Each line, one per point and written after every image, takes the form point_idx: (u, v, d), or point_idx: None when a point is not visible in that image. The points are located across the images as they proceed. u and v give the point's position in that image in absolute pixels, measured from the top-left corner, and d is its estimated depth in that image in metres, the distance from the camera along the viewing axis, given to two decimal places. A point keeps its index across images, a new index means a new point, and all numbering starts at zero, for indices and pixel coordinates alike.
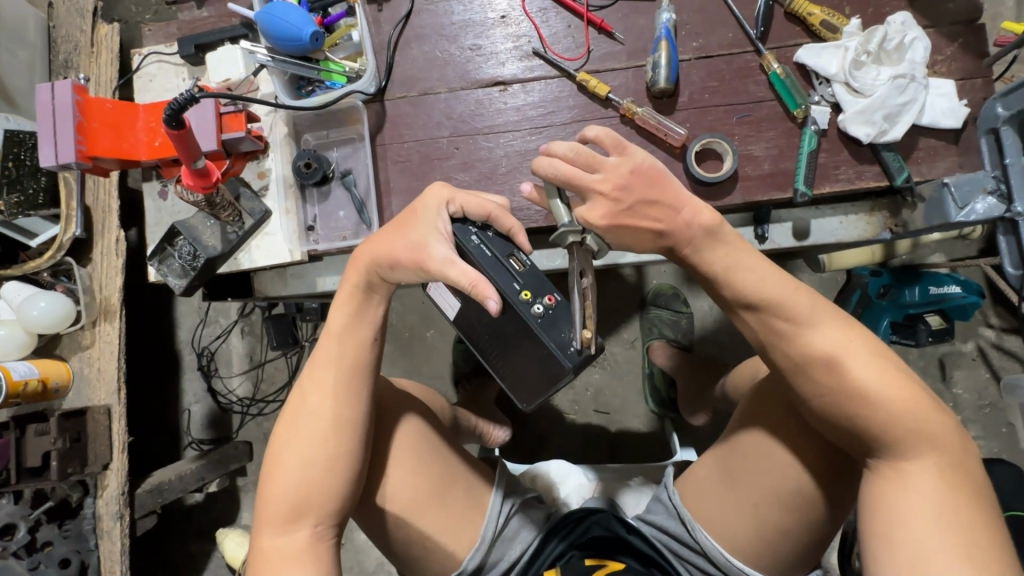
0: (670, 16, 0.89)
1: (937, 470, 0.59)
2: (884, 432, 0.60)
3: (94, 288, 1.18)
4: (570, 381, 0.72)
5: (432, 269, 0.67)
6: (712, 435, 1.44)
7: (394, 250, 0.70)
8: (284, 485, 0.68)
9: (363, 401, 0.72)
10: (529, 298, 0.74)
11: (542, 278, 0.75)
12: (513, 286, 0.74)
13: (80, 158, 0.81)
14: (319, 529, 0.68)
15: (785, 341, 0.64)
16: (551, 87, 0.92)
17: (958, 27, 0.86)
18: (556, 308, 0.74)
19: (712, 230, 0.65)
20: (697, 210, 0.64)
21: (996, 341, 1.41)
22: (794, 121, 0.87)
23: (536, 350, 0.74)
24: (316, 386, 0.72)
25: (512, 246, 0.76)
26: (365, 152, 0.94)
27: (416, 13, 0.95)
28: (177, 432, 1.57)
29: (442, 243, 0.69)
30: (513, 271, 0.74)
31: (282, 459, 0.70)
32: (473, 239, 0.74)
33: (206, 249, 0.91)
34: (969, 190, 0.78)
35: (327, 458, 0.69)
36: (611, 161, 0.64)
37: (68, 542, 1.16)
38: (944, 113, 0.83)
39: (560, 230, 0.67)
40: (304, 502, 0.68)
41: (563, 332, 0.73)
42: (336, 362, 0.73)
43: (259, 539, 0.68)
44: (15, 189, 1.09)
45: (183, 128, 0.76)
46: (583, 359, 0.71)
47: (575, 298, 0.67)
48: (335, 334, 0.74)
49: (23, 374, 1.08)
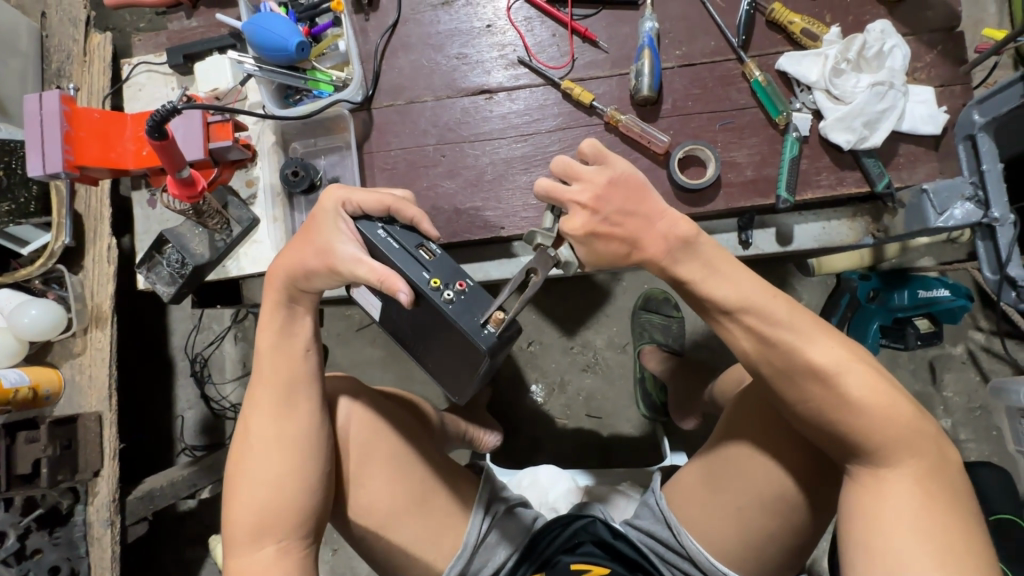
0: (653, 25, 0.90)
1: (914, 478, 0.59)
2: (864, 439, 0.60)
3: (86, 296, 1.19)
4: (488, 365, 0.68)
5: (341, 270, 0.67)
6: (703, 439, 1.44)
7: (303, 259, 0.69)
8: (241, 507, 0.69)
9: (304, 411, 0.72)
10: (438, 285, 0.68)
11: (453, 265, 0.70)
12: (422, 276, 0.69)
13: (68, 168, 0.82)
14: (283, 545, 0.68)
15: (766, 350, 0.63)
16: (536, 95, 0.93)
17: (937, 35, 0.88)
18: (468, 292, 0.68)
19: (688, 238, 0.63)
20: (673, 220, 0.63)
21: (985, 345, 1.41)
22: (776, 127, 0.88)
23: (454, 341, 0.71)
24: (257, 405, 0.72)
25: (419, 236, 0.71)
26: (352, 160, 0.95)
27: (403, 23, 0.96)
28: (170, 438, 1.57)
29: (349, 243, 0.68)
30: (422, 261, 0.70)
31: (238, 481, 0.70)
32: (379, 233, 0.70)
33: (194, 257, 0.91)
34: (948, 197, 0.79)
35: (278, 475, 0.69)
36: (590, 171, 0.65)
37: (57, 550, 1.16)
38: (924, 120, 0.84)
39: (531, 230, 0.71)
40: (264, 519, 0.68)
41: (476, 317, 0.67)
42: (270, 378, 0.72)
43: (230, 558, 0.69)
44: (6, 197, 1.11)
45: (165, 138, 0.76)
46: (498, 339, 0.67)
47: (517, 283, 0.67)
48: (265, 351, 0.73)
49: (14, 382, 1.10)
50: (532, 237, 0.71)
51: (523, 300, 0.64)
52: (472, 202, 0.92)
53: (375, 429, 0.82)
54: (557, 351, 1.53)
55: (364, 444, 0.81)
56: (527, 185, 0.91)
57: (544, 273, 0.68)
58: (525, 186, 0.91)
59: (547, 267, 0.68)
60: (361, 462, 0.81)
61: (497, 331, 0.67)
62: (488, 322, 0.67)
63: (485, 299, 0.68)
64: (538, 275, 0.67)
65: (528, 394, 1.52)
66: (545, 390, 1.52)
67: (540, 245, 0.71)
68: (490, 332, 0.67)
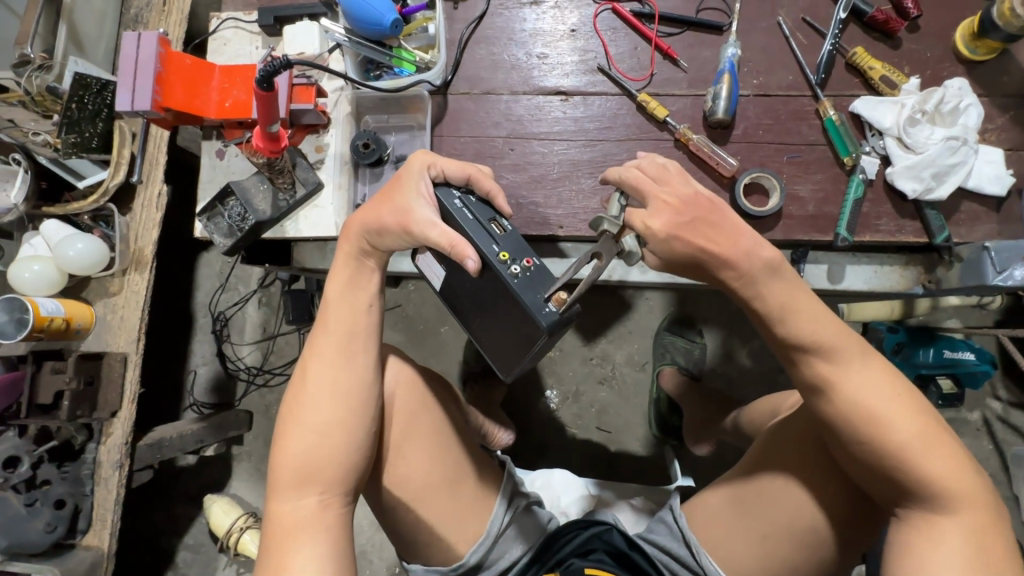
0: (735, 52, 0.92)
1: (968, 529, 0.61)
2: (926, 485, 0.62)
3: (130, 237, 1.19)
4: (544, 341, 0.70)
5: (415, 230, 0.70)
6: (709, 467, 1.44)
7: (380, 217, 0.73)
8: (291, 451, 0.71)
9: (362, 365, 0.75)
10: (506, 259, 0.71)
11: (521, 242, 0.74)
12: (491, 249, 0.72)
13: (153, 108, 0.84)
14: (325, 497, 0.70)
15: (831, 398, 0.66)
16: (610, 104, 0.95)
17: (1009, 100, 0.90)
18: (534, 270, 0.71)
19: (771, 263, 0.66)
20: (757, 244, 0.65)
21: (1002, 415, 1.41)
22: (843, 167, 0.90)
23: (512, 316, 0.73)
24: (319, 351, 0.75)
25: (492, 210, 0.76)
26: (422, 141, 0.97)
27: (489, 16, 0.98)
28: (181, 391, 1.57)
29: (425, 207, 0.71)
30: (493, 234, 0.73)
31: (290, 426, 0.72)
32: (455, 201, 0.74)
33: (255, 212, 0.93)
34: (1010, 256, 0.80)
35: (329, 426, 0.72)
36: (679, 182, 0.69)
37: (64, 484, 1.14)
38: (990, 180, 0.86)
39: (598, 215, 0.75)
40: (312, 468, 0.70)
41: (539, 294, 0.70)
42: (334, 325, 0.76)
43: (270, 505, 0.70)
44: (73, 129, 1.10)
45: (271, 91, 0.78)
46: (558, 317, 0.69)
47: (583, 262, 0.71)
48: (332, 299, 0.77)
49: (50, 311, 1.09)
50: (599, 223, 0.75)
51: (581, 290, 0.67)
52: (532, 198, 0.93)
53: (422, 403, 0.85)
54: (575, 360, 1.53)
55: (408, 416, 0.83)
56: (591, 189, 0.93)
57: (607, 260, 0.72)
58: (587, 190, 0.93)
59: (610, 255, 0.73)
60: (403, 434, 0.82)
61: (562, 311, 0.70)
62: (550, 302, 0.70)
63: (549, 278, 0.71)
64: (602, 262, 0.72)
65: (542, 398, 1.52)
66: (559, 396, 1.52)
67: (606, 231, 0.74)
68: (552, 311, 0.69)
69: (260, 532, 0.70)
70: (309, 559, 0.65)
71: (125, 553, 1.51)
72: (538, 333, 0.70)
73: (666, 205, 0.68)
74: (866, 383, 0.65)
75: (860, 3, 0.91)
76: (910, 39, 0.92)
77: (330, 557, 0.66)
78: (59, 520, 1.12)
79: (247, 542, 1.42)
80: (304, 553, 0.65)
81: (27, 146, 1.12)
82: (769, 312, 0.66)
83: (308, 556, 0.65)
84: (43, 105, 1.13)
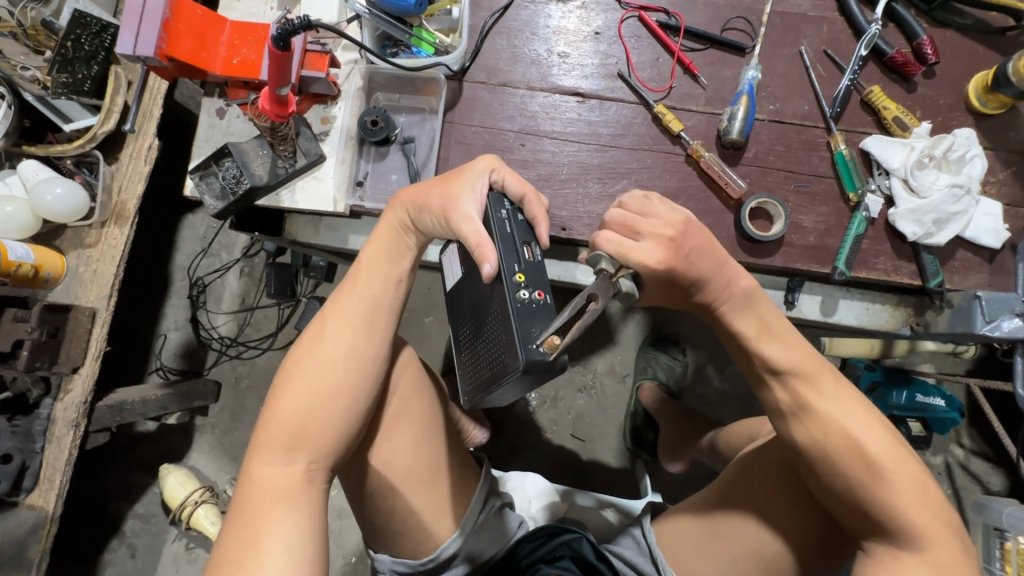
0: (756, 74, 0.92)
1: (936, 566, 0.62)
2: (894, 518, 0.64)
3: (113, 189, 1.13)
4: (516, 378, 0.64)
5: (453, 221, 0.69)
6: (677, 486, 1.45)
7: (429, 197, 0.73)
8: (290, 411, 0.68)
9: (380, 343, 0.74)
10: (520, 281, 0.67)
11: (544, 275, 0.69)
12: (512, 267, 0.67)
13: (157, 55, 0.81)
14: (312, 468, 0.68)
15: (804, 417, 0.68)
16: (625, 111, 0.94)
17: (1013, 156, 0.92)
18: (540, 304, 0.66)
19: (749, 292, 0.70)
20: (736, 275, 0.69)
21: (963, 462, 1.45)
22: (847, 203, 0.91)
23: (497, 339, 0.68)
24: (338, 316, 0.73)
25: (531, 234, 0.71)
26: (432, 125, 0.96)
27: (514, 7, 0.97)
28: (148, 354, 1.51)
29: (473, 203, 0.70)
30: (521, 255, 0.68)
31: (293, 385, 0.70)
32: (501, 211, 0.71)
33: (252, 176, 0.90)
34: (999, 308, 0.82)
35: (334, 394, 0.70)
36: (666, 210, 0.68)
37: (12, 439, 1.07)
38: (987, 232, 0.88)
39: (598, 252, 0.67)
40: (308, 434, 0.68)
41: (535, 327, 0.65)
42: (360, 293, 0.74)
43: (253, 463, 0.67)
44: (66, 69, 1.04)
45: (287, 51, 0.75)
46: (542, 360, 0.63)
47: (573, 307, 0.62)
48: (363, 268, 0.76)
49: (19, 256, 1.02)
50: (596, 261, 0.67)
51: (575, 330, 0.58)
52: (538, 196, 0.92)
53: (419, 390, 0.84)
54: None
55: (407, 403, 0.82)
56: (597, 194, 0.91)
57: (603, 302, 0.62)
58: (593, 195, 0.92)
59: (605, 297, 0.62)
60: (394, 419, 0.80)
61: (551, 358, 0.63)
62: (541, 342, 0.63)
63: (551, 317, 0.66)
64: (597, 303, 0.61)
65: (519, 400, 1.51)
66: (537, 400, 1.51)
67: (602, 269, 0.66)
68: (539, 351, 0.63)
69: (233, 490, 0.67)
70: (290, 529, 0.62)
71: (70, 518, 1.44)
72: (512, 368, 0.64)
73: (662, 239, 0.66)
74: (839, 403, 0.67)
75: (881, 43, 0.92)
76: (925, 85, 0.93)
77: (310, 532, 0.63)
78: (3, 476, 1.05)
79: (201, 517, 1.38)
80: (286, 522, 0.62)
81: (12, 80, 1.05)
82: (747, 337, 0.70)
83: (288, 526, 0.62)
84: (36, 39, 1.06)
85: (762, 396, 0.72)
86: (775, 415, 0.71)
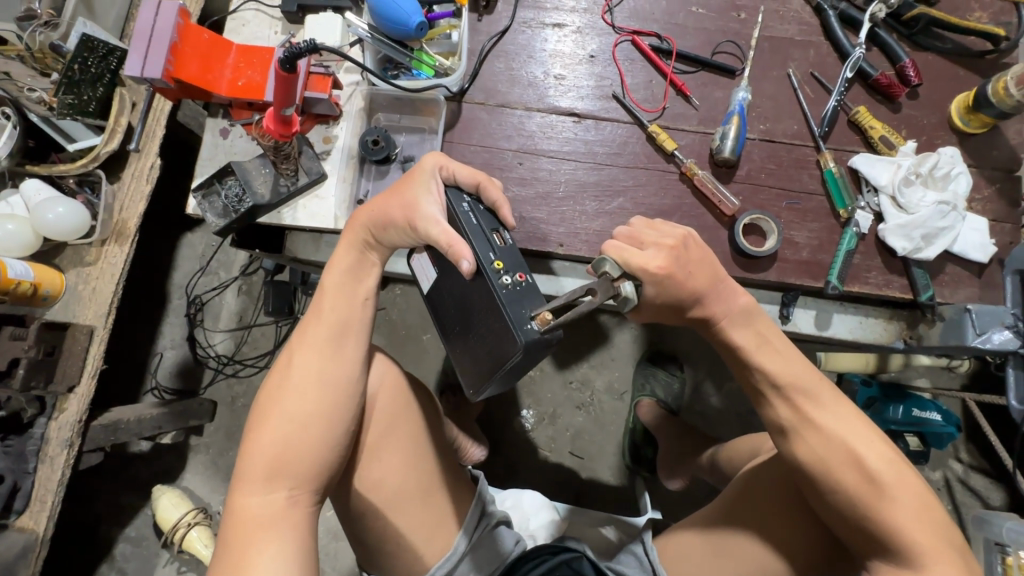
0: (746, 96, 0.95)
1: None
2: (897, 536, 0.64)
3: (114, 208, 1.14)
4: (517, 361, 0.65)
5: (418, 225, 0.71)
6: (676, 503, 1.44)
7: (388, 210, 0.74)
8: (265, 443, 0.68)
9: (349, 360, 0.75)
10: (500, 269, 0.69)
11: (519, 258, 0.71)
12: (487, 255, 0.69)
13: (164, 77, 0.83)
14: (295, 493, 0.67)
15: (806, 432, 0.68)
16: (620, 131, 0.97)
17: (997, 173, 0.95)
18: (525, 285, 0.68)
19: (747, 309, 0.72)
20: (734, 291, 0.71)
21: (962, 477, 1.45)
22: (838, 219, 0.93)
23: (490, 330, 0.69)
24: (307, 341, 0.74)
25: (496, 220, 0.74)
26: (432, 145, 0.98)
27: (512, 32, 1.00)
28: (143, 373, 1.50)
29: (433, 204, 0.71)
30: (492, 244, 0.71)
31: (267, 416, 0.70)
32: (463, 206, 0.73)
33: (254, 195, 0.91)
34: (989, 321, 0.83)
35: (308, 419, 0.70)
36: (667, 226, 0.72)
37: (5, 459, 1.05)
38: (974, 247, 0.90)
39: (604, 257, 0.69)
40: (285, 461, 0.68)
41: (524, 310, 0.67)
42: (328, 316, 0.75)
43: (234, 498, 0.66)
44: (71, 90, 1.06)
45: (292, 73, 0.78)
46: (539, 339, 0.65)
47: (569, 296, 0.64)
48: (328, 291, 0.77)
49: (19, 273, 1.03)
50: (600, 264, 0.69)
51: (569, 314, 0.60)
52: (536, 213, 0.94)
53: (402, 404, 0.84)
54: (556, 383, 1.52)
55: (388, 419, 0.82)
56: (594, 212, 0.93)
57: (601, 298, 0.64)
58: (591, 212, 0.94)
59: (604, 295, 0.65)
60: (376, 437, 0.80)
61: (544, 333, 0.65)
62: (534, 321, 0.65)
63: (538, 297, 0.68)
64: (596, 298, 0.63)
65: (517, 417, 1.51)
66: (535, 417, 1.50)
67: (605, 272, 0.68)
68: (533, 329, 0.65)
69: (218, 529, 0.66)
70: (277, 554, 0.61)
71: (59, 541, 1.41)
72: (512, 350, 0.66)
73: (664, 247, 0.69)
74: (839, 419, 0.68)
75: (865, 66, 0.95)
76: (909, 105, 0.96)
77: (298, 554, 0.62)
78: None
79: (194, 539, 1.35)
80: (271, 549, 0.61)
81: (19, 101, 1.07)
82: (744, 348, 0.71)
83: (273, 551, 0.61)
84: (43, 61, 1.07)
85: (762, 412, 0.72)
86: (777, 430, 0.71)
